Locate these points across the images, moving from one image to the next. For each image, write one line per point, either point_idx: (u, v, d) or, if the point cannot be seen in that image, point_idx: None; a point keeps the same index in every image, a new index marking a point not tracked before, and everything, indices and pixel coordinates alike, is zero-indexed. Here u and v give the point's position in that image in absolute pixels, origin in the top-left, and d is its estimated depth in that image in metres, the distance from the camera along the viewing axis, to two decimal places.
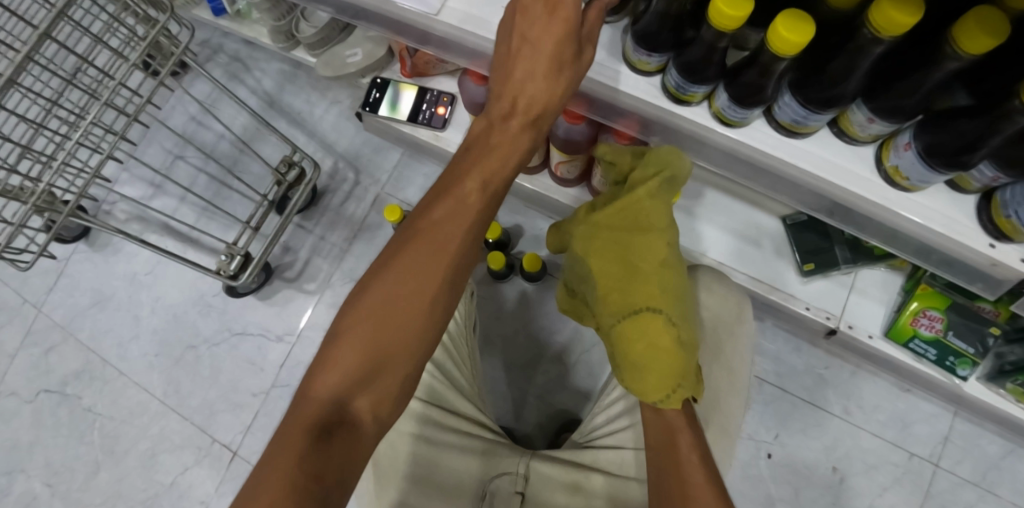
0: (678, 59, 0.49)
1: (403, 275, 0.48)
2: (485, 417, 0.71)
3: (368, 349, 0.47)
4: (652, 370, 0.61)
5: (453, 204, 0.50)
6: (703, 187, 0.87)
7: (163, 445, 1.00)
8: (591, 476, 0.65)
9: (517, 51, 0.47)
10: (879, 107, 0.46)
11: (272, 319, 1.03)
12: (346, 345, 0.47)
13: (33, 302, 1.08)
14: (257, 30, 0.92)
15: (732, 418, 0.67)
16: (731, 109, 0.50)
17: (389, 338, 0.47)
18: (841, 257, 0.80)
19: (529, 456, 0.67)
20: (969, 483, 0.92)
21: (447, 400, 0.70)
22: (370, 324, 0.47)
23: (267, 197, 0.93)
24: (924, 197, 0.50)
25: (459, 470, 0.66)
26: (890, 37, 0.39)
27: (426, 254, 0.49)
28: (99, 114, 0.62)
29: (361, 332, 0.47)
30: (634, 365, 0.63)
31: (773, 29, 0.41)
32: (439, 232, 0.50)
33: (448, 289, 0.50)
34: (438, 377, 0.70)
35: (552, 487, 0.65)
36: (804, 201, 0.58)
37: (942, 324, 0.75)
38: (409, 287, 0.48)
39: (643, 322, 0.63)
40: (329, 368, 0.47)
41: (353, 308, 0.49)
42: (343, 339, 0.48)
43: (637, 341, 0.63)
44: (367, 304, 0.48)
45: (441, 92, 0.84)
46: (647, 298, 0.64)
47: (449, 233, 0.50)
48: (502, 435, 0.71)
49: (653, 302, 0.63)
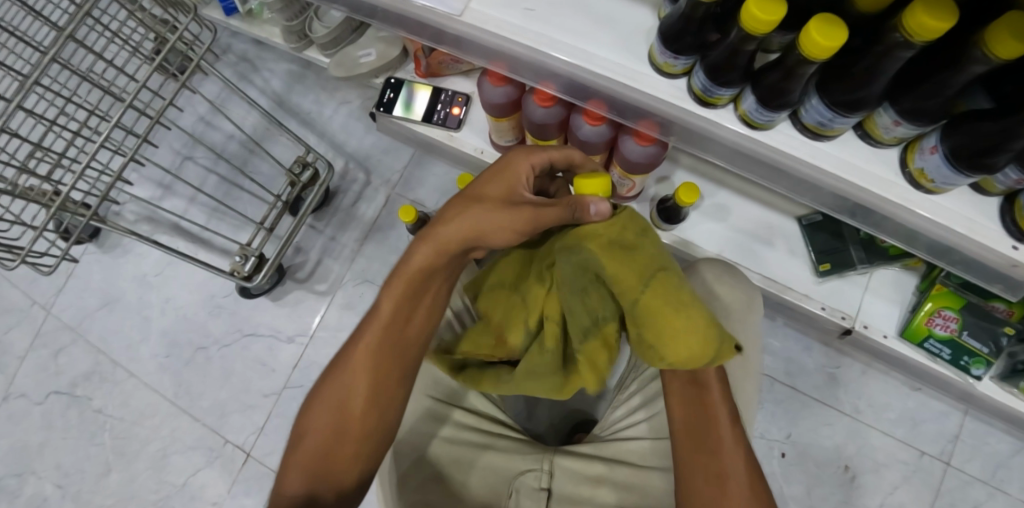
0: (704, 62, 0.49)
1: (344, 374, 0.55)
2: (503, 415, 0.72)
3: (331, 429, 0.53)
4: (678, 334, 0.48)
5: (375, 320, 0.56)
6: (716, 187, 0.86)
7: (175, 446, 0.99)
8: (614, 468, 0.65)
9: (478, 197, 0.56)
10: (904, 109, 0.46)
11: (283, 320, 1.02)
12: (317, 410, 0.55)
13: (42, 303, 1.07)
14: (268, 30, 0.92)
15: (747, 401, 0.66)
16: (757, 111, 0.49)
17: (343, 420, 0.54)
18: (856, 256, 0.80)
19: (552, 452, 0.67)
20: (978, 481, 0.92)
21: (446, 390, 0.70)
22: (317, 415, 0.54)
23: (280, 198, 0.92)
24: (947, 199, 0.50)
25: (475, 465, 0.66)
26: (923, 41, 0.39)
27: (356, 355, 0.55)
28: (122, 117, 0.60)
29: (321, 417, 0.54)
30: (673, 334, 0.48)
31: (806, 33, 0.41)
32: (365, 339, 0.56)
33: (382, 380, 0.55)
34: (457, 376, 0.72)
35: (576, 481, 0.65)
36: (824, 202, 0.57)
37: (957, 323, 0.76)
38: (358, 367, 0.55)
39: (664, 289, 0.49)
40: (292, 466, 0.53)
41: (321, 386, 0.56)
42: (300, 439, 0.54)
43: (664, 311, 0.48)
44: (330, 382, 0.55)
45: (455, 92, 0.84)
46: (657, 261, 0.51)
47: (373, 338, 0.55)
48: (523, 435, 0.72)
49: (662, 264, 0.51)
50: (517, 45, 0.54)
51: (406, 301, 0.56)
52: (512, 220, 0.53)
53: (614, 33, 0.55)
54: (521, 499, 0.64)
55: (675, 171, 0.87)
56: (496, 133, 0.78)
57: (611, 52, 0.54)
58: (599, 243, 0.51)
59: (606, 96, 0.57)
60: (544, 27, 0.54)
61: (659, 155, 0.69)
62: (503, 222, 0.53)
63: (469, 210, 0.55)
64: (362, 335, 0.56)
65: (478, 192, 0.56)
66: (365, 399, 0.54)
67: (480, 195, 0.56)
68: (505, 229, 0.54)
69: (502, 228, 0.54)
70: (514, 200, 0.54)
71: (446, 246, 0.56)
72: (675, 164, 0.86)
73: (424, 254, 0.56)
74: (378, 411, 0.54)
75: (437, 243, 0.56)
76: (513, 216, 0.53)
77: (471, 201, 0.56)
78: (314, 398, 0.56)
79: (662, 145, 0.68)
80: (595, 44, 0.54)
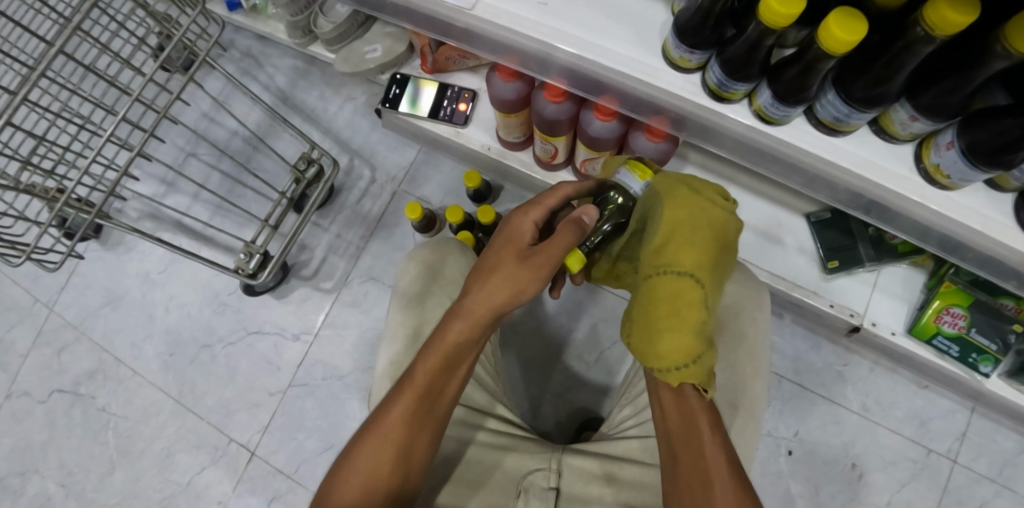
0: (720, 56, 0.48)
1: (377, 437, 0.53)
2: (509, 413, 0.72)
3: (361, 487, 0.52)
4: (667, 335, 0.54)
5: (407, 390, 0.54)
6: (725, 184, 0.85)
7: (179, 444, 0.99)
8: (623, 466, 0.65)
9: (494, 263, 0.56)
10: (922, 105, 0.45)
11: (289, 317, 1.02)
12: (348, 464, 0.53)
13: (44, 302, 1.07)
14: (272, 26, 0.91)
15: (757, 397, 0.65)
16: (773, 106, 0.49)
17: (372, 480, 0.52)
18: (865, 254, 0.80)
19: (560, 451, 0.67)
20: (985, 479, 0.92)
21: (473, 399, 0.70)
22: (344, 471, 0.53)
23: (285, 195, 0.91)
24: (962, 196, 0.49)
25: (494, 469, 0.65)
26: (944, 36, 0.39)
27: (389, 417, 0.54)
28: (129, 110, 0.58)
29: (354, 476, 0.52)
30: (670, 325, 0.55)
31: (825, 27, 0.40)
32: (399, 406, 0.54)
33: (414, 442, 0.54)
34: (473, 381, 0.71)
35: (585, 480, 0.65)
36: (839, 198, 0.56)
37: (965, 321, 0.75)
38: (390, 430, 0.53)
39: (682, 287, 0.56)
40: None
41: (351, 450, 0.54)
42: (333, 488, 0.52)
43: (673, 302, 0.56)
44: (361, 440, 0.54)
45: (461, 88, 0.83)
46: (697, 265, 0.56)
47: (406, 404, 0.54)
48: (533, 434, 0.72)
49: (700, 270, 0.56)
50: (529, 39, 0.54)
51: (438, 374, 0.55)
52: (528, 270, 0.55)
53: (628, 27, 0.54)
54: (530, 498, 0.63)
55: (684, 167, 0.85)
56: (504, 128, 0.78)
57: (625, 47, 0.54)
58: (669, 216, 0.57)
59: (618, 92, 0.56)
60: (557, 22, 0.54)
61: (669, 151, 0.68)
62: (518, 277, 0.54)
63: (493, 274, 0.55)
64: (395, 394, 0.55)
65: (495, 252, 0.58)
66: (394, 455, 0.53)
67: (497, 259, 0.57)
68: (526, 280, 0.55)
69: (523, 286, 0.55)
70: (525, 255, 0.56)
71: (478, 317, 0.55)
72: (684, 160, 0.85)
73: (459, 326, 0.55)
74: (408, 475, 0.53)
75: (470, 313, 0.55)
76: (532, 267, 0.55)
77: (487, 265, 0.57)
78: (345, 458, 0.54)
79: (673, 141, 0.67)
80: (609, 38, 0.54)
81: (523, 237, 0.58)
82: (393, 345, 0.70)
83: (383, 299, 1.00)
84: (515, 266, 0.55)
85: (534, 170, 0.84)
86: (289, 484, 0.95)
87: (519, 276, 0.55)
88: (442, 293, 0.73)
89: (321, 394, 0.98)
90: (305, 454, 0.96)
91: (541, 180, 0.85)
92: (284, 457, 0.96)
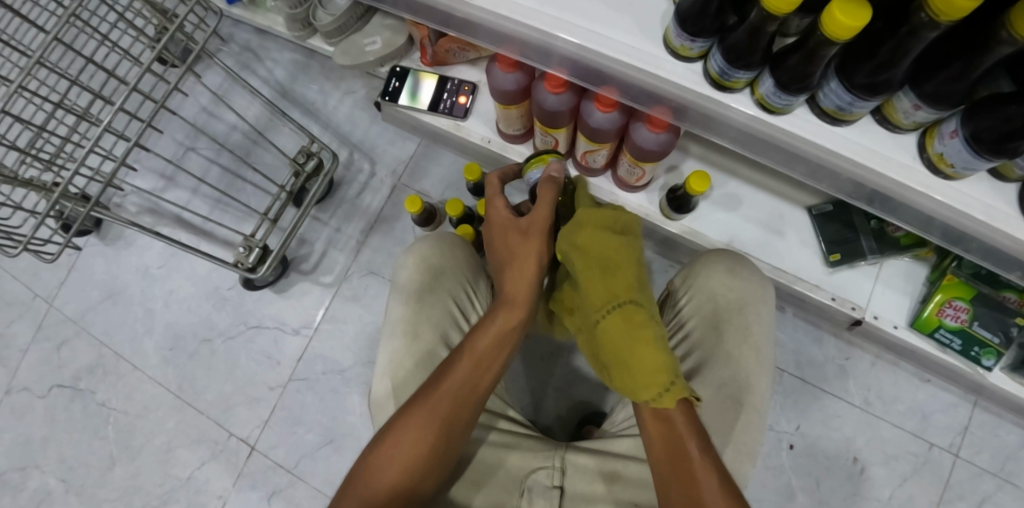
0: (722, 44, 0.48)
1: (425, 408, 0.56)
2: (515, 413, 0.72)
3: (403, 457, 0.54)
4: (638, 368, 0.53)
5: (464, 361, 0.58)
6: (727, 177, 0.84)
7: (180, 439, 0.99)
8: (626, 464, 0.64)
9: (505, 247, 0.63)
10: (926, 93, 0.45)
11: (289, 312, 1.01)
12: (389, 435, 0.56)
13: (43, 297, 1.07)
14: (271, 18, 0.91)
15: (762, 394, 0.64)
16: (775, 95, 0.49)
17: (411, 450, 0.54)
18: (867, 247, 0.79)
19: (563, 449, 0.67)
20: (987, 473, 0.92)
21: None
22: (381, 455, 0.55)
23: (285, 188, 0.91)
24: (964, 185, 0.49)
25: (498, 468, 0.65)
26: (949, 21, 0.37)
27: (433, 399, 0.56)
28: (126, 99, 0.58)
29: (395, 446, 0.55)
30: (631, 360, 0.53)
31: (829, 12, 0.39)
32: (451, 377, 0.57)
33: (456, 417, 0.56)
34: None
35: (589, 478, 0.64)
36: (842, 188, 0.56)
37: (968, 314, 0.75)
38: (439, 398, 0.56)
39: (627, 318, 0.55)
40: (352, 493, 0.54)
41: (394, 424, 0.56)
42: (375, 456, 0.55)
43: (629, 341, 0.54)
44: (405, 411, 0.57)
45: (461, 81, 0.83)
46: (627, 291, 0.56)
47: (450, 387, 0.57)
48: (535, 432, 0.71)
49: (630, 295, 0.56)
50: (529, 28, 0.53)
51: (480, 363, 0.58)
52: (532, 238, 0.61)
53: (629, 16, 0.54)
54: (533, 498, 0.63)
55: (684, 160, 0.84)
56: (504, 121, 0.77)
57: (626, 36, 0.53)
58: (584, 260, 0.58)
59: (619, 82, 0.55)
60: (558, 11, 0.53)
61: (671, 142, 0.67)
62: (532, 250, 0.61)
63: (522, 257, 0.61)
64: (445, 368, 0.58)
65: (495, 239, 0.65)
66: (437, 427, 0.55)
67: (508, 245, 0.63)
68: (535, 249, 0.61)
69: (533, 254, 0.61)
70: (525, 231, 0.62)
71: (520, 309, 0.60)
72: (684, 153, 0.84)
73: (511, 310, 0.60)
74: (444, 449, 0.56)
75: (513, 298, 0.60)
76: (534, 232, 0.61)
77: (501, 249, 0.64)
78: (388, 430, 0.56)
79: (674, 132, 0.66)
80: (610, 27, 0.53)
81: (508, 219, 0.64)
82: (394, 340, 0.69)
83: (383, 293, 1.00)
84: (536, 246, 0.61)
85: None
86: (289, 478, 0.95)
87: (530, 247, 0.61)
88: (442, 288, 0.73)
89: (321, 389, 0.98)
90: (305, 449, 0.96)
91: None
92: (285, 451, 0.96)
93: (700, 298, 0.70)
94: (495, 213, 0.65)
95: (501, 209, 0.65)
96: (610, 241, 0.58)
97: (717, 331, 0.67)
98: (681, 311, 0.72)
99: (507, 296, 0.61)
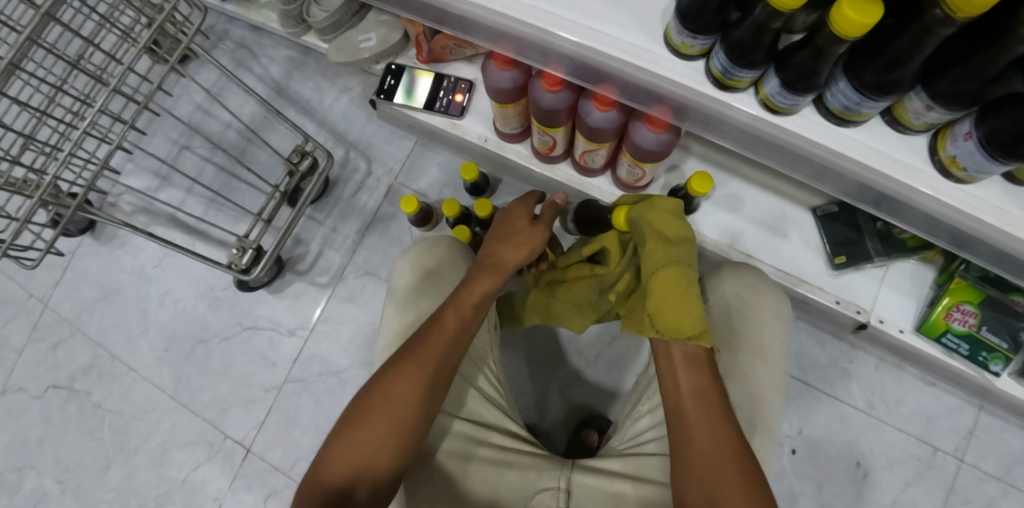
0: (726, 41, 0.46)
1: (416, 363, 0.56)
2: (517, 426, 0.69)
3: (388, 411, 0.55)
4: (680, 311, 0.56)
5: (444, 324, 0.59)
6: (728, 176, 0.83)
7: (175, 441, 0.98)
8: (636, 486, 0.62)
9: (509, 229, 0.69)
10: (938, 92, 0.43)
11: (284, 313, 1.00)
12: (384, 389, 0.56)
13: (39, 296, 1.06)
14: (265, 15, 0.89)
15: (772, 412, 0.63)
16: (780, 95, 0.47)
17: (397, 407, 0.55)
18: (873, 249, 0.77)
19: (571, 468, 0.65)
20: (992, 477, 0.90)
21: (479, 414, 0.68)
22: (363, 420, 0.55)
23: (279, 189, 0.89)
24: (978, 189, 0.47)
25: (465, 479, 0.64)
26: (966, 17, 0.35)
27: (416, 366, 0.56)
28: (108, 101, 0.58)
29: (383, 400, 0.55)
30: (660, 306, 0.56)
31: (837, 9, 0.38)
32: (436, 337, 0.58)
33: (438, 380, 0.57)
34: (474, 393, 0.68)
35: (596, 498, 0.63)
36: (847, 190, 0.54)
37: (976, 319, 0.73)
38: (426, 355, 0.57)
39: (677, 276, 0.56)
40: (332, 459, 0.54)
41: (382, 377, 0.57)
42: (363, 410, 0.55)
43: (669, 289, 0.56)
44: (393, 366, 0.57)
45: (458, 79, 0.82)
46: (687, 255, 0.58)
47: (433, 355, 0.57)
48: (541, 447, 0.69)
49: (690, 258, 0.58)
50: (524, 25, 0.52)
51: (461, 328, 0.60)
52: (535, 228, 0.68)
53: (627, 13, 0.52)
54: None
55: (686, 159, 0.82)
56: (502, 119, 0.76)
57: (625, 33, 0.51)
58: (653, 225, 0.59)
59: (618, 80, 0.53)
60: (554, 7, 0.52)
61: (672, 142, 0.65)
62: (531, 233, 0.68)
63: (514, 242, 0.68)
64: (432, 326, 0.59)
65: (506, 217, 0.71)
66: (423, 385, 0.56)
67: (514, 226, 0.69)
68: (530, 235, 0.68)
69: (531, 237, 0.68)
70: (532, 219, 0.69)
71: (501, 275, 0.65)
72: (686, 152, 0.82)
73: (491, 278, 0.65)
74: (425, 413, 0.56)
75: (495, 267, 0.66)
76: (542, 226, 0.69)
77: (505, 232, 0.69)
78: (377, 382, 0.57)
79: (675, 131, 0.64)
80: (608, 23, 0.51)
81: (525, 206, 0.71)
82: (390, 346, 0.68)
83: (379, 294, 0.99)
84: (532, 232, 0.68)
85: (531, 162, 0.83)
86: (285, 480, 0.94)
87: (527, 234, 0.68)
88: (440, 292, 0.71)
89: (317, 390, 0.97)
90: (300, 451, 0.95)
91: (541, 171, 0.84)
92: (280, 453, 0.95)
93: (708, 303, 0.68)
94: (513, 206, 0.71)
95: (521, 198, 0.73)
96: (675, 218, 0.59)
97: (734, 346, 0.65)
98: None
99: (492, 264, 0.66)
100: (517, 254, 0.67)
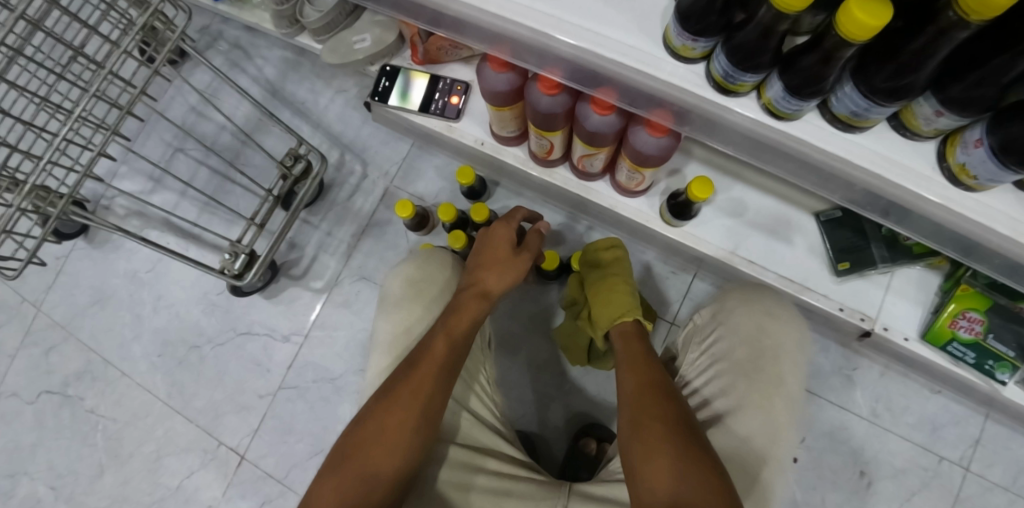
0: (729, 43, 0.45)
1: (406, 390, 0.55)
2: (512, 449, 0.68)
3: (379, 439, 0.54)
4: (613, 300, 0.70)
5: (433, 352, 0.58)
6: (731, 181, 0.81)
7: (168, 448, 0.97)
8: None
9: (492, 258, 0.70)
10: (950, 97, 0.41)
11: (279, 318, 0.99)
12: (379, 419, 0.55)
13: (32, 300, 1.04)
14: (259, 15, 0.88)
15: (785, 442, 0.61)
16: (784, 99, 0.45)
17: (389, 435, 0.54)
18: (878, 255, 0.75)
19: (567, 496, 0.62)
20: (999, 487, 0.88)
21: (473, 437, 0.67)
22: (363, 438, 0.54)
23: (272, 192, 0.87)
24: (988, 197, 0.45)
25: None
26: (981, 20, 0.34)
27: (417, 379, 0.56)
28: (88, 106, 0.58)
29: (375, 429, 0.54)
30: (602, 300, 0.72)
31: (845, 10, 0.36)
32: (427, 364, 0.57)
33: (431, 408, 0.55)
34: (469, 416, 0.67)
35: None
36: (855, 198, 0.52)
37: (983, 326, 0.71)
38: (416, 382, 0.56)
39: (613, 281, 0.73)
40: (324, 487, 0.52)
41: (374, 405, 0.56)
42: (358, 440, 0.54)
43: (604, 288, 0.73)
44: (384, 394, 0.56)
45: (453, 80, 0.80)
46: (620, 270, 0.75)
47: (426, 377, 0.56)
48: (539, 471, 0.67)
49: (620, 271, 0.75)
50: (521, 27, 0.50)
51: (455, 353, 0.59)
52: (516, 257, 0.71)
53: (624, 14, 0.51)
54: None
55: (688, 163, 0.80)
56: (497, 122, 0.74)
57: (622, 35, 0.50)
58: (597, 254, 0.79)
59: (617, 83, 0.52)
60: (551, 8, 0.50)
61: (672, 147, 0.64)
62: (514, 263, 0.70)
63: (499, 271, 0.69)
64: (424, 353, 0.58)
65: (488, 242, 0.72)
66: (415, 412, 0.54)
67: (497, 254, 0.71)
68: (514, 264, 0.70)
69: (516, 269, 0.70)
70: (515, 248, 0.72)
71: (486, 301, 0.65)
72: (687, 155, 0.80)
73: (478, 303, 0.64)
74: (414, 441, 0.54)
75: (479, 294, 0.66)
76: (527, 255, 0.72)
77: (487, 258, 0.70)
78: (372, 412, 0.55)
79: (675, 136, 0.62)
80: (605, 24, 0.50)
81: (508, 233, 0.73)
82: (382, 357, 0.67)
83: (375, 299, 0.97)
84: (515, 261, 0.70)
85: (529, 166, 0.82)
86: (280, 488, 0.92)
87: (510, 260, 0.70)
88: (438, 301, 0.70)
89: (312, 397, 0.95)
90: (295, 459, 0.93)
91: (538, 175, 0.82)
92: (275, 460, 0.93)
93: (728, 335, 0.66)
94: (496, 231, 0.73)
95: (502, 221, 0.75)
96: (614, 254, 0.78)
97: (754, 381, 0.62)
98: (712, 350, 0.67)
99: (474, 289, 0.67)
100: (501, 279, 0.68)
